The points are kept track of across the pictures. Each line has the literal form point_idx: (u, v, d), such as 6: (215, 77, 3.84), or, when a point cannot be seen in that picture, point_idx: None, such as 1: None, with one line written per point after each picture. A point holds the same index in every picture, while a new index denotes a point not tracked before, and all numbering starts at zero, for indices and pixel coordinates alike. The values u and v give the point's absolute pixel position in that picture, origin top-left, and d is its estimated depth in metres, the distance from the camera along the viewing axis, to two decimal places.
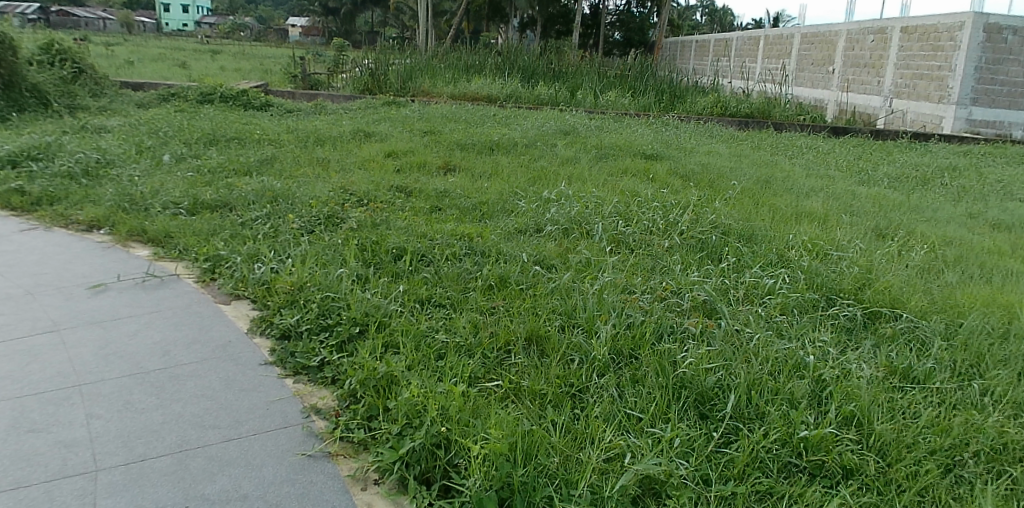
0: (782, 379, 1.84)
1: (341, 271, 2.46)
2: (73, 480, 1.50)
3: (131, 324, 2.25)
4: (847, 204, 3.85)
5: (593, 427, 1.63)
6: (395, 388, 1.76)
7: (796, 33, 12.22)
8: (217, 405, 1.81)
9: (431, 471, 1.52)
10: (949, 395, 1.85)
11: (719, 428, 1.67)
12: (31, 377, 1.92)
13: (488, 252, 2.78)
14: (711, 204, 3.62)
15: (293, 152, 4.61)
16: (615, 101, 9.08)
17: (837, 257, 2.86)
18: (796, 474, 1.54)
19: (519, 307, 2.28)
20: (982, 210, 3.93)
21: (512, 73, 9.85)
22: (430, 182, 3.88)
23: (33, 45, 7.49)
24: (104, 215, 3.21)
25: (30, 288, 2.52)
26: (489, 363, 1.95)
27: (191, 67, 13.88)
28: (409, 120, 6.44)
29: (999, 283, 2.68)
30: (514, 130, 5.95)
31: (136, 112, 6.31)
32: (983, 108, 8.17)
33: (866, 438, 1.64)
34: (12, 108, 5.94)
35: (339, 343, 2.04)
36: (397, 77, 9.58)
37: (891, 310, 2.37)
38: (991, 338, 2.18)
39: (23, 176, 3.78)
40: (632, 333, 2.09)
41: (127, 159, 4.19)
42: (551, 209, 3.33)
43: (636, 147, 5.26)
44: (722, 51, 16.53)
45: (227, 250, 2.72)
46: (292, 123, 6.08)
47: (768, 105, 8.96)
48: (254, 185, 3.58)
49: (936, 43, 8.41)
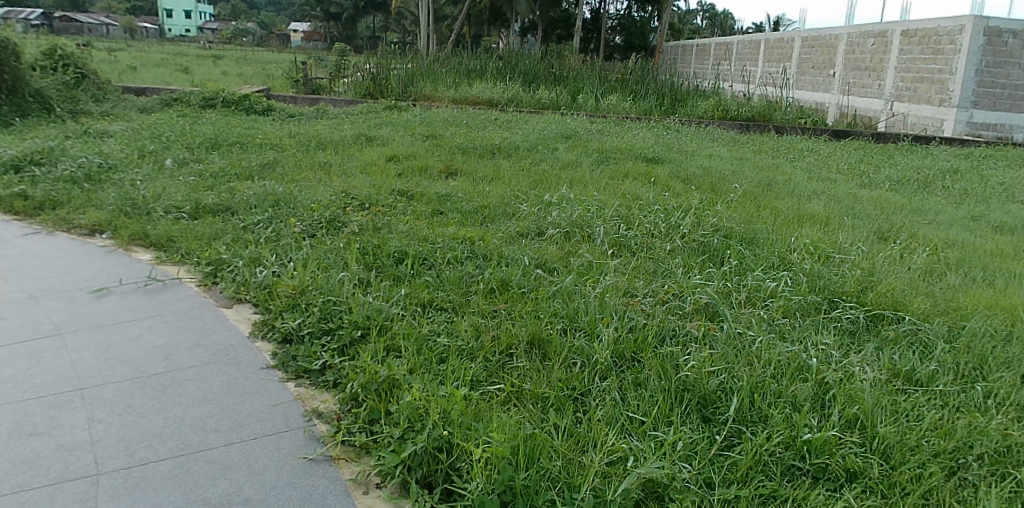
0: (785, 382, 1.84)
1: (343, 275, 2.47)
2: (73, 484, 1.50)
3: (132, 328, 2.25)
4: (849, 207, 3.85)
5: (596, 430, 1.63)
6: (396, 391, 1.76)
7: (797, 37, 12.22)
8: (218, 409, 1.81)
9: (432, 475, 1.52)
10: (951, 398, 1.85)
11: (722, 431, 1.67)
12: (33, 380, 1.92)
13: (490, 255, 2.77)
14: (713, 207, 3.61)
15: (295, 156, 4.62)
16: (616, 105, 9.09)
17: (839, 260, 2.86)
18: (799, 477, 1.53)
19: (521, 310, 2.28)
20: (984, 213, 3.92)
21: (513, 77, 9.87)
22: (432, 186, 3.88)
23: (37, 51, 7.53)
24: (107, 219, 3.22)
25: (33, 292, 2.53)
26: (490, 366, 1.95)
27: (193, 73, 13.95)
28: (410, 124, 6.46)
29: (1001, 285, 2.68)
30: (516, 134, 5.96)
31: (138, 117, 6.33)
32: (984, 110, 8.16)
33: (869, 441, 1.64)
34: (16, 113, 5.98)
35: (340, 346, 2.04)
36: (399, 81, 9.61)
37: (893, 313, 2.36)
38: (994, 340, 2.18)
39: (27, 181, 3.79)
40: (634, 336, 2.08)
41: (130, 163, 4.21)
42: (552, 213, 3.33)
43: (637, 150, 5.27)
44: (722, 55, 16.59)
45: (228, 254, 2.72)
46: (294, 127, 6.10)
47: (769, 108, 8.96)
48: (255, 190, 3.58)
49: (936, 46, 8.42)
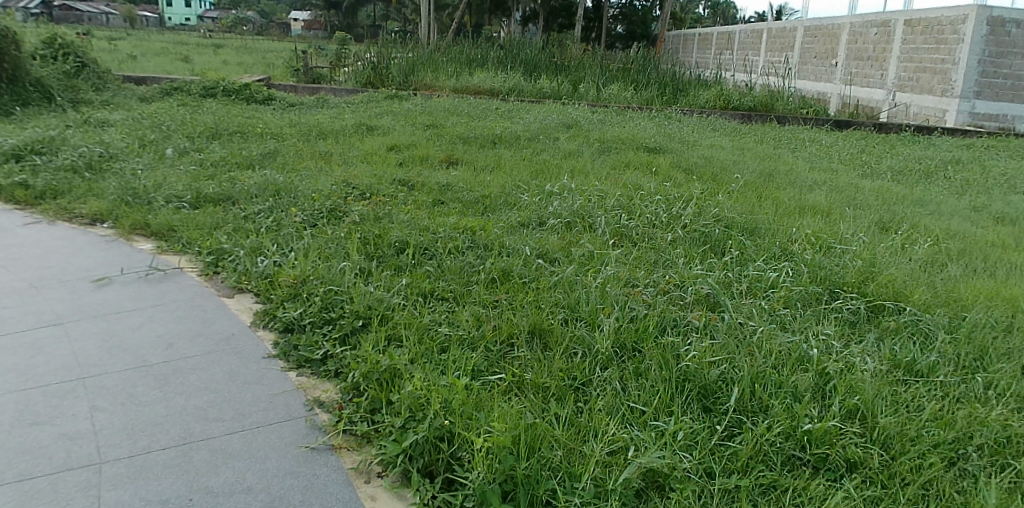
0: (785, 372, 1.84)
1: (344, 265, 2.47)
2: (77, 473, 1.51)
3: (134, 317, 2.26)
4: (851, 198, 3.84)
5: (596, 420, 1.64)
6: (398, 381, 1.76)
7: (800, 25, 12.12)
8: (219, 398, 1.81)
9: (434, 464, 1.53)
10: (952, 389, 1.85)
11: (723, 421, 1.67)
12: (35, 369, 1.93)
13: (491, 245, 2.77)
14: (714, 197, 3.60)
15: (295, 145, 4.61)
16: (618, 95, 9.05)
17: (840, 251, 2.85)
18: (799, 467, 1.54)
19: (522, 300, 2.28)
20: (986, 204, 3.91)
21: (514, 67, 9.83)
22: (433, 176, 3.87)
23: (37, 40, 7.50)
24: (108, 208, 3.22)
25: (34, 281, 2.53)
26: (491, 356, 1.95)
27: (194, 61, 13.88)
28: (411, 114, 6.44)
29: (1003, 277, 2.67)
30: (517, 123, 5.94)
31: (139, 106, 6.31)
32: (987, 100, 8.12)
33: (870, 431, 1.64)
34: (17, 102, 5.96)
35: (341, 336, 2.04)
36: (400, 71, 9.58)
37: (895, 304, 2.36)
38: (994, 331, 2.18)
39: (28, 170, 3.79)
40: (635, 326, 2.09)
41: (130, 152, 4.20)
42: (553, 203, 3.33)
43: (638, 140, 5.25)
44: (724, 44, 16.51)
45: (230, 244, 2.73)
46: (295, 116, 6.08)
47: (771, 98, 8.92)
48: (257, 179, 3.57)
49: (940, 36, 8.36)
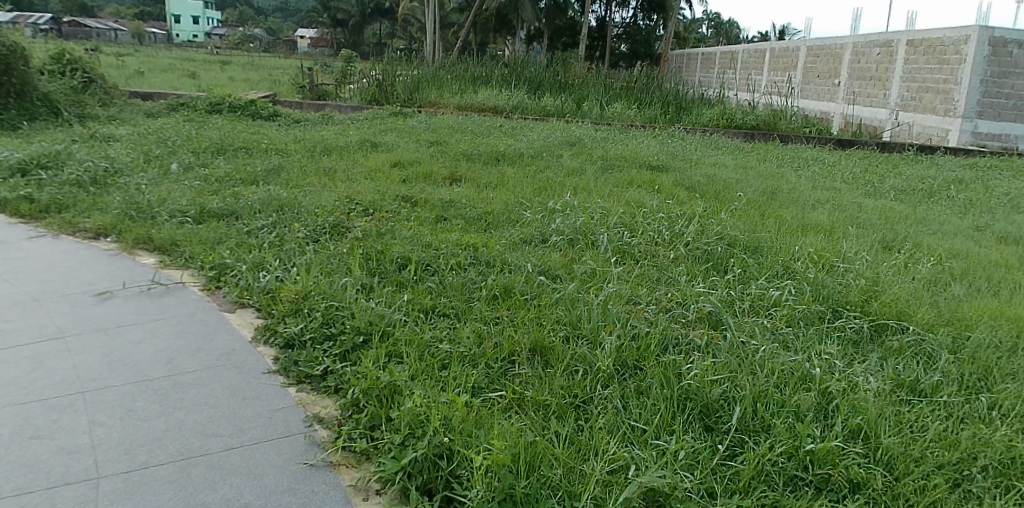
0: (788, 391, 1.83)
1: (346, 280, 2.47)
2: (74, 488, 1.50)
3: (135, 332, 2.25)
4: (854, 217, 3.84)
5: (597, 438, 1.63)
6: (398, 397, 1.76)
7: (802, 46, 12.24)
8: (219, 413, 1.81)
9: (432, 482, 1.51)
10: (957, 409, 1.83)
11: (724, 441, 1.66)
12: (35, 383, 1.93)
13: (493, 262, 2.77)
14: (716, 215, 3.61)
15: (300, 161, 4.63)
16: (620, 113, 9.10)
17: (843, 269, 2.86)
18: (802, 488, 1.52)
19: (523, 317, 2.28)
20: (988, 223, 3.91)
21: (518, 85, 9.90)
22: (436, 192, 3.89)
23: (45, 56, 7.60)
24: (112, 223, 3.23)
25: (37, 295, 2.54)
26: (492, 373, 1.94)
27: (200, 77, 13.95)
28: (415, 130, 6.48)
29: (1005, 296, 2.67)
30: (520, 141, 5.96)
31: (145, 122, 6.37)
32: (989, 120, 8.12)
33: (874, 452, 1.63)
34: (24, 117, 6.02)
35: (342, 352, 2.04)
36: (405, 88, 9.68)
37: (898, 323, 2.35)
38: (998, 352, 2.16)
39: (32, 184, 3.81)
40: (636, 345, 2.07)
41: (135, 167, 4.23)
42: (556, 220, 3.34)
43: (641, 158, 5.26)
44: (727, 63, 16.67)
45: (232, 259, 2.73)
46: (300, 133, 6.13)
47: (774, 117, 8.96)
48: (260, 194, 3.59)
49: (942, 56, 8.40)
